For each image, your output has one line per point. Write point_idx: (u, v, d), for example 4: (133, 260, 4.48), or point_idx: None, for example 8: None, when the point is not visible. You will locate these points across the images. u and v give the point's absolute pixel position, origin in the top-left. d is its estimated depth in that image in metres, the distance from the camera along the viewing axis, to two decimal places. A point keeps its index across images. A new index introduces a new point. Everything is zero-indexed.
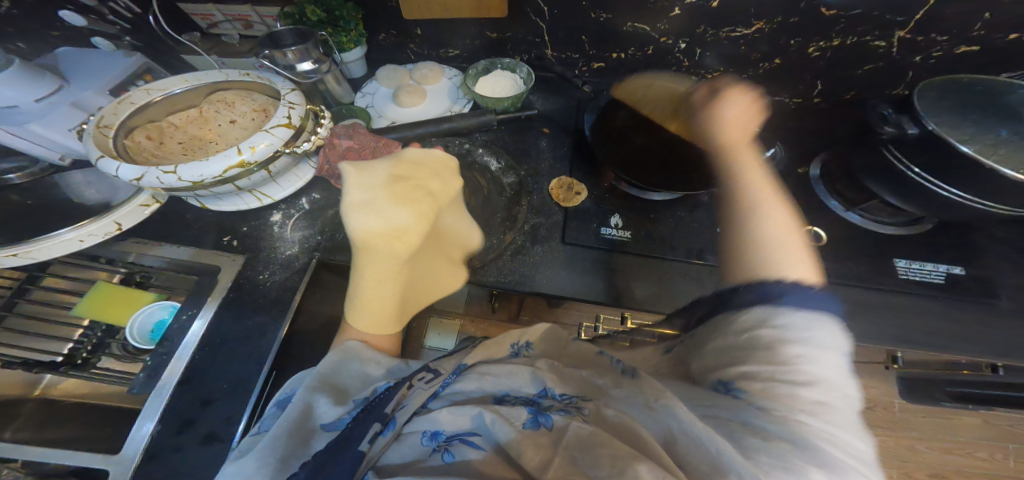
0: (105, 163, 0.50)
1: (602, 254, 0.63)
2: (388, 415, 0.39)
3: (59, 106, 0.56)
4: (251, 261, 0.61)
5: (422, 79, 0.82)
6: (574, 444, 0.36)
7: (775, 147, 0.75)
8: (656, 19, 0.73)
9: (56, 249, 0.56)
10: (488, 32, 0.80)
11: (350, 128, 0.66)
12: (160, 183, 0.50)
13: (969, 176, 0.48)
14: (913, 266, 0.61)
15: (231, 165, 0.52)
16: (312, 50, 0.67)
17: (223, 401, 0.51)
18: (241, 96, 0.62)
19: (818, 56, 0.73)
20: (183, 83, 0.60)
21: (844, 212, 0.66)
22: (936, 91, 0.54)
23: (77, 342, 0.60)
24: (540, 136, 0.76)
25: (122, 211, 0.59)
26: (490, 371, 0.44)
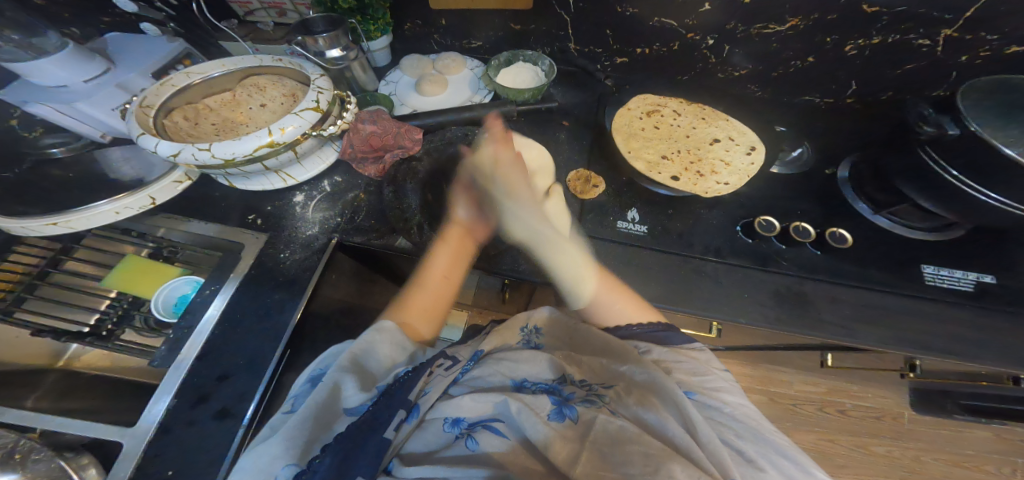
0: (146, 139, 0.52)
1: (618, 247, 0.63)
2: (411, 403, 0.40)
3: (106, 87, 0.58)
4: (274, 240, 0.62)
5: (444, 69, 0.83)
6: (601, 438, 0.36)
7: (802, 147, 0.74)
8: (685, 14, 0.72)
9: (93, 220, 0.59)
10: (512, 24, 0.81)
11: (374, 114, 0.67)
12: (195, 159, 0.51)
13: (1010, 181, 0.46)
14: (941, 273, 0.59)
15: (261, 145, 0.53)
16: (342, 37, 0.68)
17: (242, 376, 0.52)
18: (271, 80, 0.64)
19: (854, 54, 0.71)
20: (220, 67, 0.62)
21: (872, 215, 0.64)
22: (980, 91, 0.52)
23: (103, 314, 0.62)
24: (559, 128, 0.76)
25: (156, 186, 0.62)
26: (506, 361, 0.46)
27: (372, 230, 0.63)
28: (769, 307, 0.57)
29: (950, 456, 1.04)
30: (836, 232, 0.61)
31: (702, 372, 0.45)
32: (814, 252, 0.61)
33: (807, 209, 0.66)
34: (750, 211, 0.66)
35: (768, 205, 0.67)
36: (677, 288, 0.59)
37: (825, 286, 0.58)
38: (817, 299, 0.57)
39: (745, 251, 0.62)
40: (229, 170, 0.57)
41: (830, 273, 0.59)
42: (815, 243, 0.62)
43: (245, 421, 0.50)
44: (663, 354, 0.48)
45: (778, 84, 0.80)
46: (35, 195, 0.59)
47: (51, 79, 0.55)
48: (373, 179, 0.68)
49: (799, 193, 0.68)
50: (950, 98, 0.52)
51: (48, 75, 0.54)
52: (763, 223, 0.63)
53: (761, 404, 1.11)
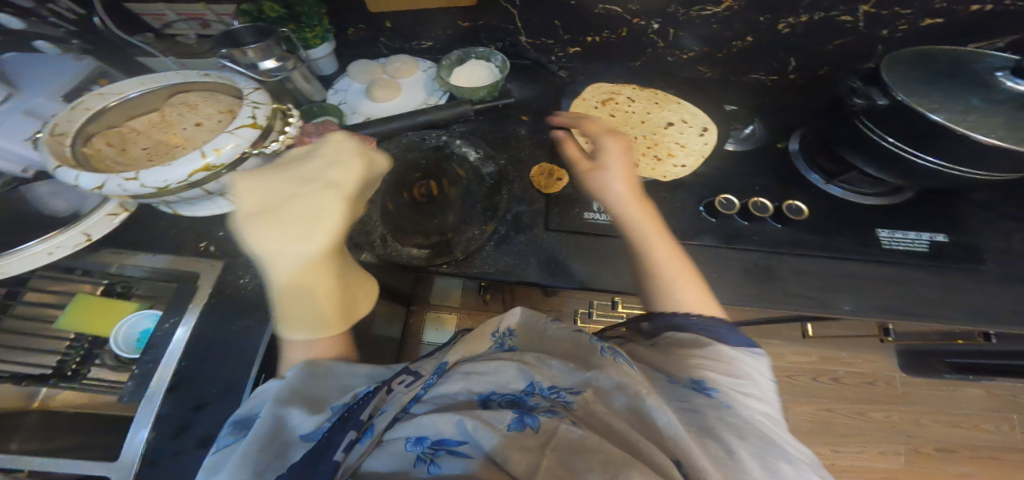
0: (63, 172, 0.48)
1: (587, 239, 0.62)
2: (364, 423, 0.38)
3: (14, 116, 0.55)
4: (232, 266, 0.60)
5: (396, 73, 0.80)
6: (562, 445, 0.35)
7: (754, 124, 0.74)
8: (627, 0, 0.72)
9: (25, 263, 0.54)
10: (460, 22, 0.79)
11: (322, 125, 0.65)
12: (122, 190, 0.48)
13: (946, 146, 0.47)
14: (897, 235, 0.60)
15: (196, 169, 0.50)
16: (275, 48, 0.66)
17: (207, 408, 0.50)
18: (204, 98, 0.61)
19: (786, 33, 0.73)
20: (140, 86, 0.58)
21: (826, 185, 0.65)
22: (905, 62, 0.54)
23: (64, 355, 0.59)
24: (519, 123, 0.75)
25: (92, 221, 0.58)
26: (475, 371, 0.43)
27: None
28: (737, 285, 0.57)
29: (947, 417, 1.09)
30: (794, 204, 0.62)
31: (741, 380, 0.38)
32: (775, 227, 0.62)
33: (767, 184, 0.67)
34: (711, 191, 0.67)
35: (730, 182, 0.68)
36: None
37: (790, 259, 0.59)
38: (784, 272, 0.58)
39: (710, 232, 0.62)
40: (165, 198, 0.53)
41: (794, 245, 0.60)
42: (775, 217, 0.62)
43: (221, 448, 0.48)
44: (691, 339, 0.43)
45: (726, 64, 0.81)
46: None
47: None
48: None
49: (758, 169, 0.69)
50: (877, 69, 0.53)
51: None
52: (724, 201, 0.63)
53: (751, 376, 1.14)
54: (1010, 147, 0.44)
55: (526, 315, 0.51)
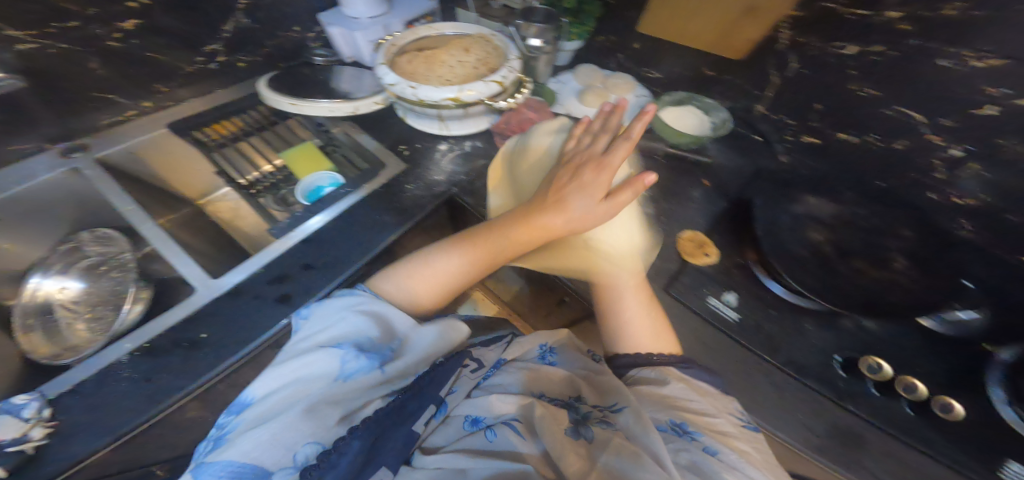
0: (381, 69, 0.72)
1: (703, 324, 0.58)
2: (441, 398, 0.45)
3: (377, 25, 0.83)
4: (408, 172, 0.72)
5: (612, 87, 0.84)
6: (611, 462, 0.40)
7: (977, 309, 0.58)
8: (941, 111, 0.57)
9: (314, 110, 0.75)
10: (704, 68, 0.81)
11: (541, 104, 0.75)
12: (402, 91, 0.68)
13: None
14: None
15: (449, 97, 0.67)
16: (547, 33, 0.80)
17: (316, 272, 0.59)
18: (479, 50, 0.79)
19: None
20: (453, 29, 0.84)
21: (998, 402, 0.50)
22: None
23: (262, 176, 0.76)
24: (695, 186, 0.72)
25: (363, 102, 0.76)
26: (530, 375, 0.51)
27: (484, 197, 0.69)
28: (825, 451, 0.49)
29: None
30: (946, 402, 0.50)
31: (705, 403, 0.48)
32: (906, 411, 0.51)
33: (933, 378, 0.53)
34: (864, 347, 0.56)
35: (892, 356, 0.55)
36: (732, 384, 0.54)
37: (902, 460, 0.48)
38: (880, 463, 0.48)
39: (829, 383, 0.53)
40: (414, 107, 0.72)
41: (921, 451, 0.48)
42: (914, 403, 0.51)
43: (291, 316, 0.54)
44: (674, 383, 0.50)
45: None
46: (286, 75, 0.81)
47: (354, 11, 0.82)
48: (507, 157, 0.73)
49: (940, 361, 0.55)
50: None
51: (354, 8, 0.82)
52: (873, 364, 0.52)
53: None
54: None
55: (568, 336, 0.59)
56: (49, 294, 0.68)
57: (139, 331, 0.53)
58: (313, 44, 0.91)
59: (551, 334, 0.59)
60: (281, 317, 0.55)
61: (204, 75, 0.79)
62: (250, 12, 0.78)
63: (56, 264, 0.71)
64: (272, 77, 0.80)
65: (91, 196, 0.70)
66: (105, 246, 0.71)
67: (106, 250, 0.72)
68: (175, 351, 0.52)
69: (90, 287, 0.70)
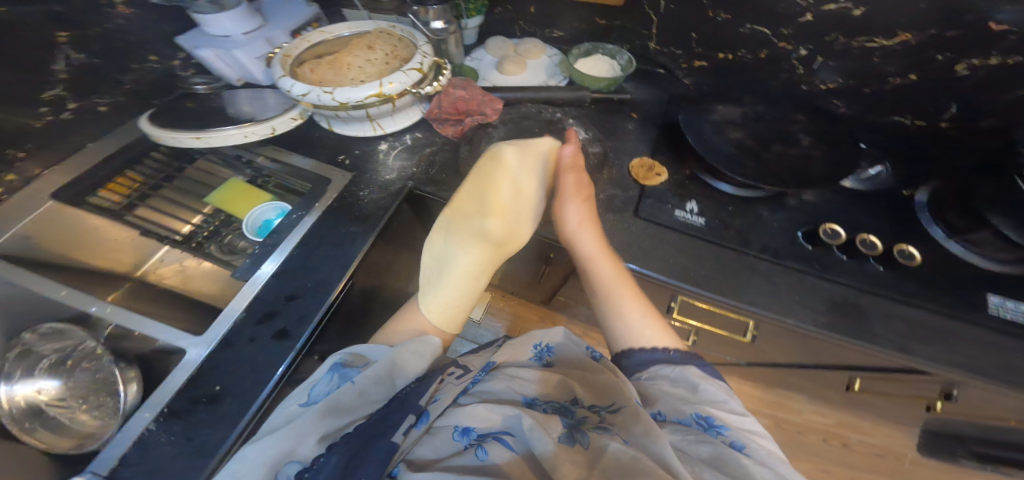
0: (284, 81, 0.64)
1: (677, 235, 0.63)
2: (421, 408, 0.43)
3: (257, 39, 0.76)
4: (357, 180, 0.68)
5: (526, 53, 0.88)
6: (612, 467, 0.38)
7: (883, 166, 0.69)
8: (781, 22, 0.71)
9: (224, 140, 0.68)
10: (597, 18, 0.86)
11: (465, 81, 0.73)
12: (318, 100, 0.62)
13: None
14: (1007, 304, 0.54)
15: (372, 93, 0.63)
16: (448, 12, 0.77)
17: (303, 299, 0.56)
18: (384, 45, 0.72)
19: (965, 74, 0.64)
20: (347, 29, 0.75)
21: (945, 240, 0.60)
22: None
23: (197, 226, 0.70)
24: (627, 120, 0.78)
25: (279, 120, 0.71)
26: (523, 378, 0.49)
27: (442, 183, 0.68)
28: (820, 313, 0.54)
29: None
30: (906, 249, 0.58)
31: (720, 397, 0.47)
32: (877, 268, 0.57)
33: (873, 227, 0.62)
34: (813, 219, 0.63)
35: (835, 216, 0.63)
36: (723, 279, 0.58)
37: (882, 302, 0.55)
38: (874, 314, 0.54)
39: (803, 259, 0.59)
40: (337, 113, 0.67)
41: (890, 289, 0.55)
42: (881, 259, 0.58)
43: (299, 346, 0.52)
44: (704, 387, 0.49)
45: (870, 103, 0.74)
46: (174, 112, 0.71)
47: (220, 30, 0.73)
48: (451, 140, 0.73)
49: (867, 209, 0.64)
50: None
51: (220, 26, 0.73)
52: (829, 231, 0.60)
53: (814, 435, 1.04)
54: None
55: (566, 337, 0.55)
56: (30, 397, 0.63)
57: (151, 398, 0.48)
58: (185, 72, 0.82)
59: (544, 331, 0.56)
60: (286, 353, 0.52)
61: (62, 132, 0.67)
62: (81, 45, 0.66)
63: (15, 369, 0.62)
64: (155, 113, 0.71)
65: (4, 292, 0.60)
66: (58, 341, 0.63)
67: (61, 344, 0.64)
68: (196, 410, 0.48)
69: (70, 381, 0.64)
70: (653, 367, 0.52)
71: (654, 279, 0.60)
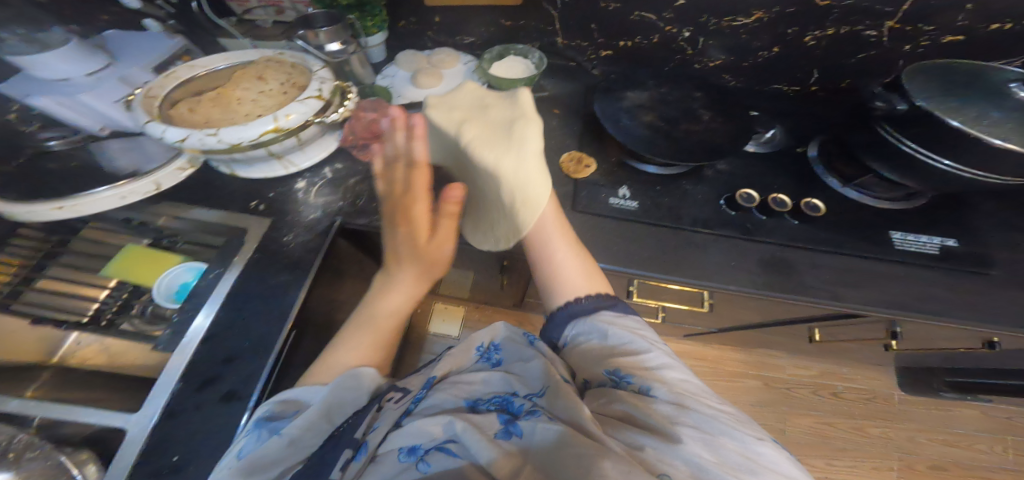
0: (152, 127, 0.55)
1: (613, 222, 0.64)
2: (359, 440, 0.41)
3: (108, 80, 0.64)
4: (277, 224, 0.64)
5: (440, 63, 0.86)
6: (541, 450, 0.37)
7: (775, 129, 0.77)
8: (662, 8, 0.78)
9: (97, 205, 0.62)
10: (503, 20, 0.86)
11: (376, 103, 0.69)
12: (201, 144, 0.54)
13: (961, 149, 0.51)
14: (909, 238, 0.61)
15: (267, 130, 0.55)
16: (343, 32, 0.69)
17: (243, 359, 0.54)
18: (278, 75, 0.66)
19: (813, 45, 0.79)
20: (224, 61, 0.66)
21: (843, 188, 0.67)
22: (926, 72, 0.59)
23: (105, 302, 0.64)
24: (551, 116, 0.79)
25: (162, 173, 0.64)
26: (462, 386, 0.49)
27: (375, 214, 0.67)
28: (756, 274, 0.58)
29: (947, 436, 1.10)
30: (810, 202, 0.64)
31: (649, 349, 0.48)
32: (792, 223, 0.62)
33: (785, 185, 0.68)
34: (734, 186, 0.68)
35: (751, 180, 0.68)
36: (661, 258, 0.60)
37: (806, 254, 0.60)
38: (801, 266, 0.59)
39: (732, 226, 0.62)
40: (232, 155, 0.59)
41: (809, 241, 0.60)
42: (794, 214, 0.63)
43: (250, 405, 0.51)
44: (635, 343, 0.49)
45: (751, 74, 0.86)
46: (39, 183, 0.63)
47: (52, 72, 0.61)
48: (376, 164, 0.69)
49: (776, 168, 0.70)
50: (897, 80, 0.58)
51: (52, 69, 0.61)
52: (744, 196, 0.64)
53: (805, 388, 1.16)
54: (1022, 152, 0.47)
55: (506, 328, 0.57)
56: None
57: None
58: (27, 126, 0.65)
59: (485, 332, 0.56)
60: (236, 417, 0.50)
61: None
62: None
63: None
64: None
65: None
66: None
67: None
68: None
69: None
70: (586, 317, 0.52)
71: (605, 269, 0.61)
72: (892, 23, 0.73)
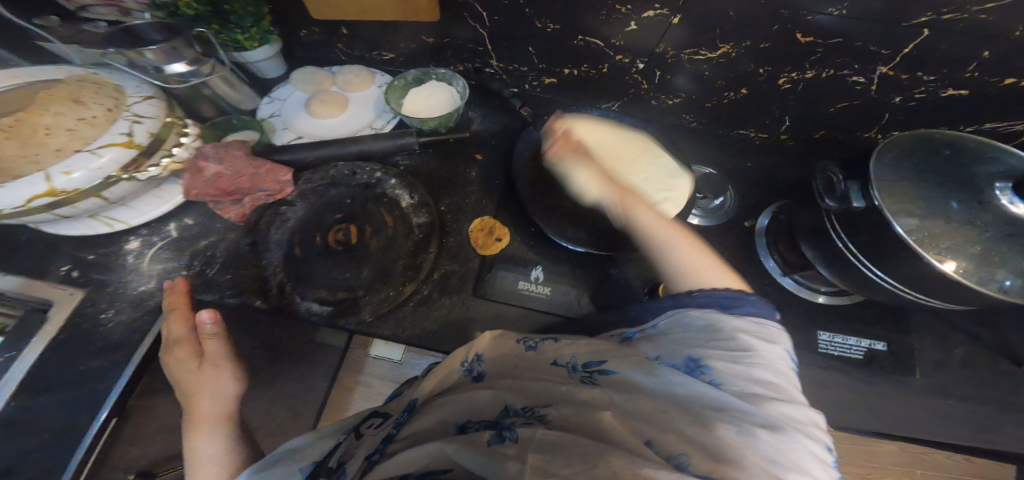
0: None
1: (515, 310, 0.57)
2: (338, 468, 0.37)
3: None
4: (95, 296, 0.54)
5: (345, 86, 0.70)
6: (541, 447, 0.30)
7: (725, 194, 0.70)
8: (610, 34, 0.61)
9: None
10: (425, 37, 0.68)
11: (223, 148, 0.55)
12: None
13: (900, 268, 0.46)
14: (835, 339, 0.60)
15: (37, 194, 0.42)
16: (184, 49, 0.53)
17: (45, 451, 0.49)
18: (82, 90, 0.47)
19: (788, 87, 0.64)
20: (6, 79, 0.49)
21: (781, 275, 0.64)
22: (898, 149, 0.52)
23: None
24: (471, 162, 0.67)
25: None
26: (456, 399, 0.39)
27: (227, 286, 0.54)
28: None
29: (861, 470, 0.91)
30: None
31: (723, 330, 0.36)
32: None
33: None
34: None
35: None
36: None
37: None
38: None
39: None
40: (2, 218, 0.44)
41: None
42: None
43: None
44: (707, 319, 0.38)
45: (713, 115, 0.74)
46: None
47: None
48: (236, 224, 0.57)
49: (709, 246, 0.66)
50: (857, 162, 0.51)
51: None
52: None
53: None
54: (964, 283, 0.42)
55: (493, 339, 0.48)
56: None
57: None
58: None
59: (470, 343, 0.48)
60: None
61: None
62: None
63: None
64: None
65: None
66: None
67: None
68: None
69: None
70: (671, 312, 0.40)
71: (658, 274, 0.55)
72: (886, 69, 0.57)
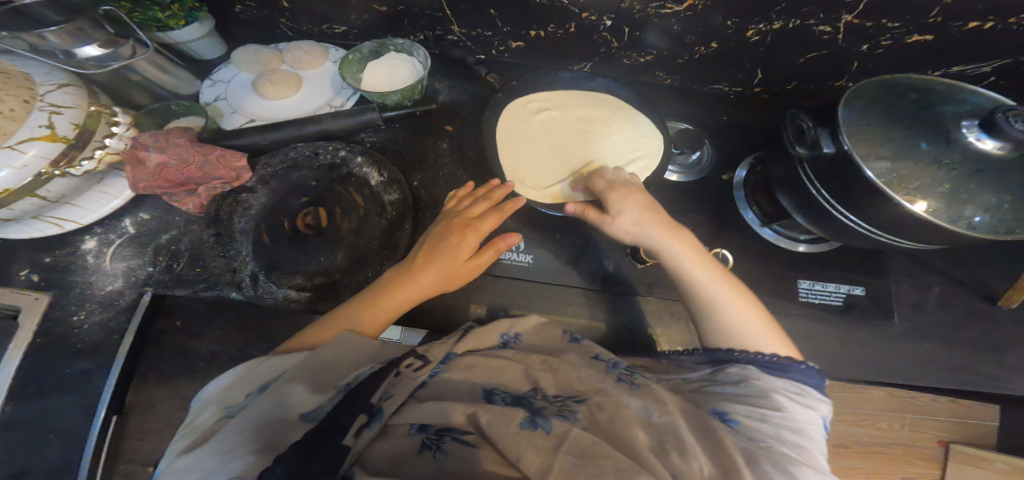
0: None
1: (498, 281, 0.57)
2: (375, 406, 0.33)
3: None
4: (62, 298, 0.52)
5: (296, 63, 0.67)
6: (574, 448, 0.33)
7: (702, 148, 0.68)
8: None
9: None
10: (378, 6, 0.64)
11: (163, 135, 0.50)
12: None
13: (874, 213, 0.45)
14: (817, 287, 0.60)
15: None
16: (93, 31, 0.49)
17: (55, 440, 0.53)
18: None
19: (757, 39, 0.63)
20: None
21: (759, 226, 0.64)
22: (867, 96, 0.51)
23: None
24: (441, 135, 0.65)
25: None
26: (483, 368, 0.42)
27: (197, 280, 0.52)
28: None
29: (849, 417, 0.98)
30: None
31: (749, 389, 0.38)
32: None
33: None
34: None
35: None
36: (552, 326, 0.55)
37: None
38: None
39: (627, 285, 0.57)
40: None
41: None
42: None
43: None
44: (734, 376, 0.40)
45: (686, 71, 0.73)
46: None
47: None
48: (196, 215, 0.55)
49: (686, 203, 0.66)
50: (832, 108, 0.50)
51: None
52: None
53: None
54: (944, 224, 0.42)
55: (537, 326, 0.50)
56: None
57: None
58: None
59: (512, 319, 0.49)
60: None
61: None
62: None
63: None
64: None
65: None
66: None
67: None
68: None
69: None
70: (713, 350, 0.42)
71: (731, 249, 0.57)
72: (851, 16, 0.56)
